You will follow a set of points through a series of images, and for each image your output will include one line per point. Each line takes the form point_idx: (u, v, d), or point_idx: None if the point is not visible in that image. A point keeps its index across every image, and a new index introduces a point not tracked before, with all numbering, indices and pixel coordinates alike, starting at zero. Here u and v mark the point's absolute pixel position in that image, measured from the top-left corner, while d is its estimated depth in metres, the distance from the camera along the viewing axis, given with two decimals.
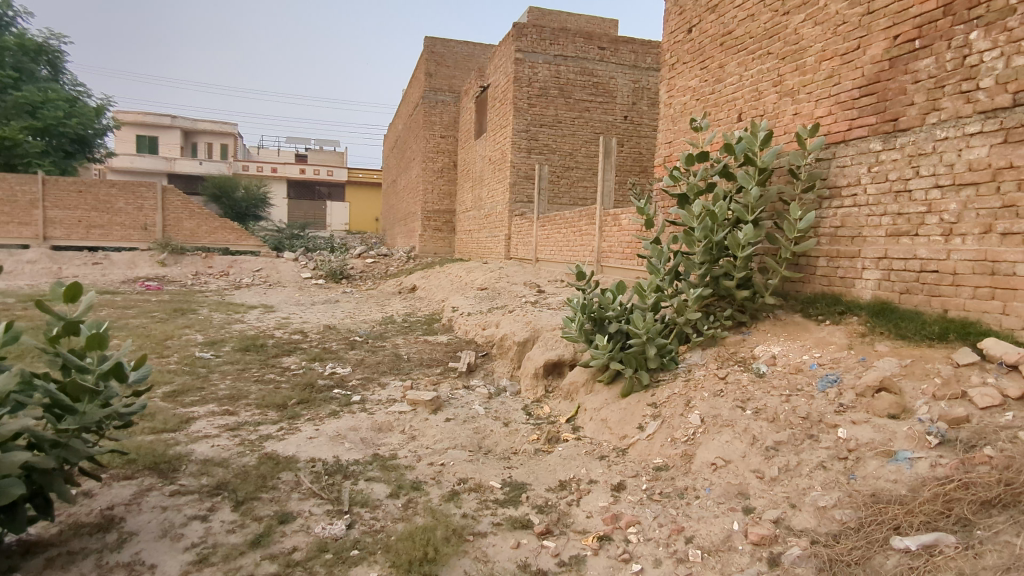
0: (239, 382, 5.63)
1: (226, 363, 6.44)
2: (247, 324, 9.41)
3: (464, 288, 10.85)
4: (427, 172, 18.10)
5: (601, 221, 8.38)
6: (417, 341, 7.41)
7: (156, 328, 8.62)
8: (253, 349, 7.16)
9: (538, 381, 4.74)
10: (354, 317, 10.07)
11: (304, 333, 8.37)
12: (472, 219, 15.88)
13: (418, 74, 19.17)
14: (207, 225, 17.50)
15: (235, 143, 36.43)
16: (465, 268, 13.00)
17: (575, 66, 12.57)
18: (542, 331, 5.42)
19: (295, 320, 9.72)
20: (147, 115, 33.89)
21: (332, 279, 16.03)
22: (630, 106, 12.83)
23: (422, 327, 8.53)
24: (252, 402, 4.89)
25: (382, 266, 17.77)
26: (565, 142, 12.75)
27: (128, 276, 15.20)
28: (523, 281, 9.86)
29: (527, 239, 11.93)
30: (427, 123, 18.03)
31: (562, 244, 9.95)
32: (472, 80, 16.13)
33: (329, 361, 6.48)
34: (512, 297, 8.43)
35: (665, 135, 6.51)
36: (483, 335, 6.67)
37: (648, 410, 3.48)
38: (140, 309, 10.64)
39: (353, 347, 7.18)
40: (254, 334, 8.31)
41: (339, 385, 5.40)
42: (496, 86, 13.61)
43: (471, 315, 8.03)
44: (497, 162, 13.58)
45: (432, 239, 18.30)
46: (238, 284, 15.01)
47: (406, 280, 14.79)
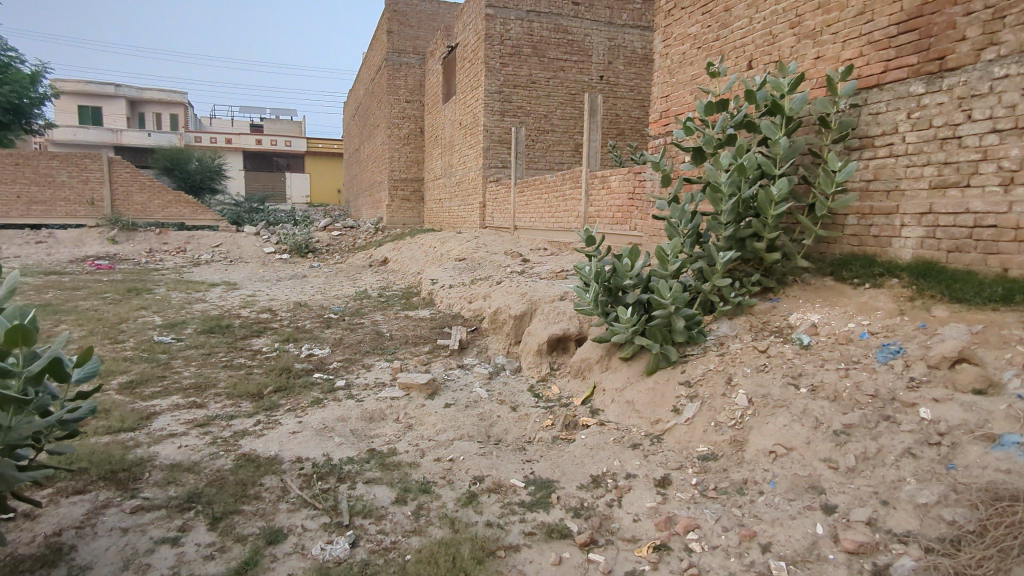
0: (205, 369, 5.06)
1: (189, 347, 5.85)
2: (209, 303, 8.73)
3: (440, 259, 10.32)
4: (393, 139, 17.30)
5: (587, 185, 7.92)
6: (398, 317, 6.89)
7: (109, 310, 7.91)
8: (218, 331, 6.56)
9: (542, 358, 4.31)
10: (325, 292, 9.47)
11: (273, 312, 7.78)
12: (442, 187, 15.23)
13: (379, 34, 18.18)
14: (159, 199, 16.47)
15: (185, 113, 34.58)
16: (439, 238, 12.44)
17: (549, 23, 11.94)
18: (540, 303, 4.99)
19: (261, 298, 9.08)
20: (88, 83, 31.87)
21: (296, 253, 15.27)
22: (606, 65, 12.28)
23: (400, 302, 8.00)
24: (221, 392, 4.34)
25: (348, 238, 17.04)
26: (539, 104, 12.16)
27: (76, 255, 14.21)
28: (503, 250, 9.37)
29: (504, 207, 11.41)
30: (391, 86, 17.16)
31: (543, 210, 9.47)
32: (438, 41, 15.31)
33: (304, 341, 5.94)
34: (495, 268, 7.96)
35: (661, 89, 6.04)
36: (470, 309, 6.19)
37: (682, 391, 3.08)
38: (89, 290, 9.85)
39: (328, 325, 6.64)
40: (218, 314, 7.68)
41: (318, 369, 4.88)
42: (465, 45, 12.89)
43: (453, 287, 7.54)
44: (468, 126, 12.93)
45: (401, 209, 17.59)
46: (197, 261, 14.17)
47: (376, 252, 14.15)
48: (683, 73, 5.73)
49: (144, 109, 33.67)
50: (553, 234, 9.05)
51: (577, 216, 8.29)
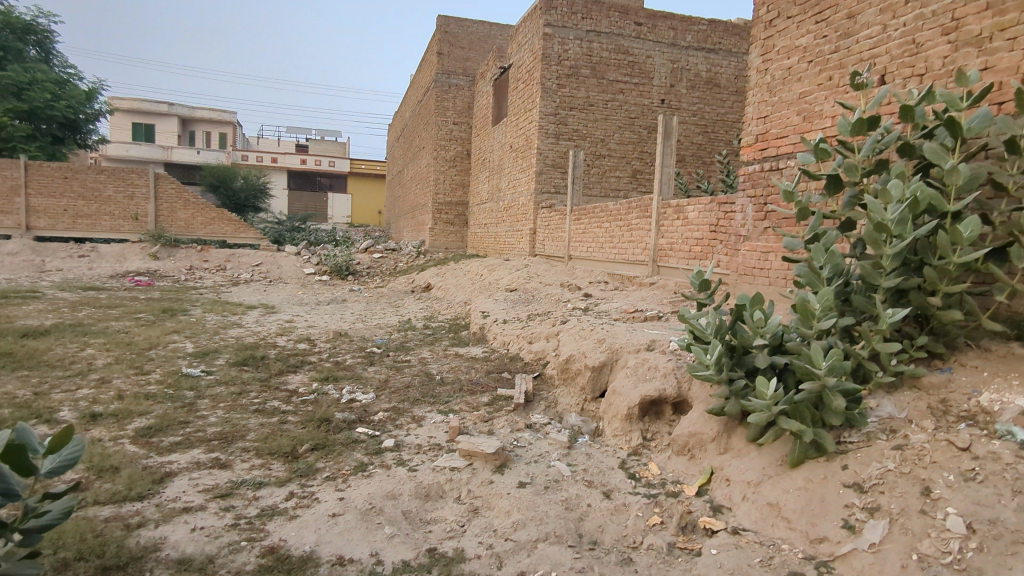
0: (233, 413, 4.42)
1: (219, 383, 5.25)
2: (245, 328, 8.19)
3: (489, 289, 9.65)
4: (439, 161, 16.86)
5: (658, 215, 7.18)
6: (448, 355, 6.21)
7: (140, 333, 7.42)
8: (252, 363, 5.97)
9: (632, 425, 3.57)
10: (366, 321, 8.87)
11: (311, 342, 7.19)
12: (489, 212, 14.65)
13: (429, 56, 17.87)
14: (202, 216, 16.25)
15: (233, 132, 35.07)
16: (486, 265, 11.80)
17: (609, 43, 11.32)
18: (623, 353, 4.23)
19: (300, 325, 8.51)
20: (143, 100, 32.61)
21: (337, 275, 14.83)
22: (667, 89, 11.58)
23: (448, 336, 7.32)
24: (249, 448, 3.67)
25: (389, 261, 16.54)
26: (596, 128, 11.48)
27: (117, 270, 14.01)
28: (559, 282, 8.65)
29: (557, 235, 10.72)
30: (439, 108, 16.77)
31: (602, 240, 8.74)
32: (490, 62, 14.85)
33: (345, 381, 5.30)
34: (553, 302, 7.23)
35: (759, 108, 5.33)
36: (532, 351, 5.45)
37: (854, 498, 2.29)
38: (124, 309, 9.46)
39: (372, 362, 5.98)
40: (253, 342, 7.12)
41: (361, 420, 4.20)
42: (520, 66, 12.37)
43: (508, 322, 6.83)
44: (520, 149, 12.35)
45: (444, 233, 17.06)
46: (236, 280, 13.82)
47: (418, 277, 13.61)
48: (787, 90, 5.02)
49: (195, 127, 34.30)
50: (615, 267, 8.29)
51: (645, 248, 7.52)
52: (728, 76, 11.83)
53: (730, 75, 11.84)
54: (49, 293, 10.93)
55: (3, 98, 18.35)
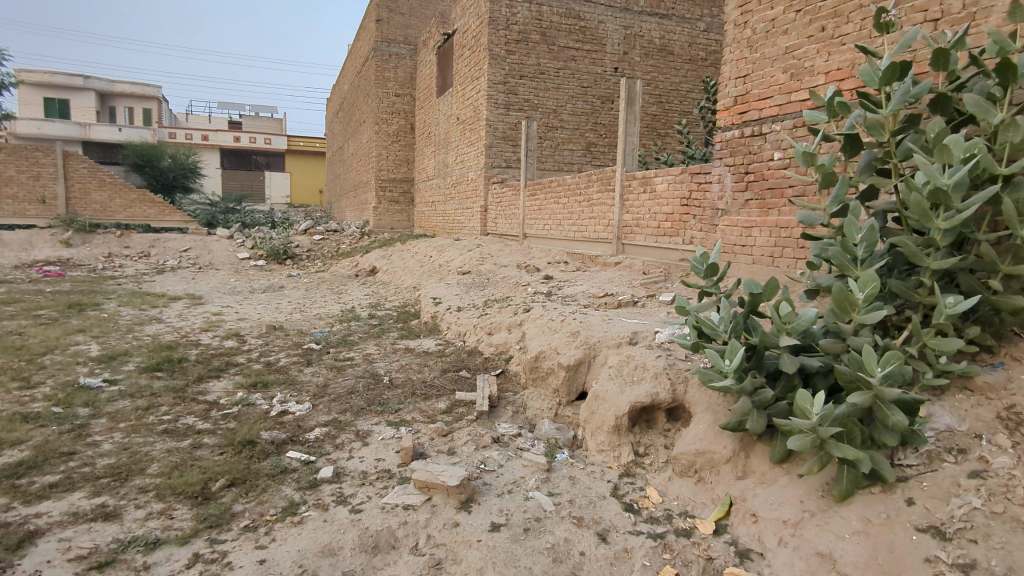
0: (134, 437, 3.61)
1: (122, 396, 4.40)
2: (164, 324, 7.24)
3: (440, 271, 8.93)
4: (380, 135, 15.87)
5: (622, 189, 6.57)
6: (397, 350, 5.49)
7: (36, 335, 6.39)
8: (167, 369, 5.11)
9: (621, 438, 2.99)
10: (305, 311, 8.03)
11: (241, 338, 6.34)
12: (436, 189, 13.83)
13: (367, 24, 16.72)
14: (121, 197, 14.85)
15: (158, 108, 32.80)
16: (435, 245, 11.04)
17: (560, 7, 10.58)
18: (602, 348, 3.64)
19: (229, 317, 7.60)
20: (54, 73, 29.97)
21: (274, 260, 13.79)
22: (621, 57, 10.94)
23: (396, 327, 6.59)
24: (147, 489, 2.91)
25: (331, 243, 15.52)
26: (548, 97, 10.77)
27: (23, 260, 12.58)
28: (515, 264, 8.00)
29: (510, 212, 10.03)
30: (379, 79, 15.72)
31: (559, 217, 8.12)
32: (433, 28, 13.90)
33: (276, 387, 4.54)
34: (510, 286, 6.59)
35: (735, 67, 4.82)
36: (492, 345, 4.84)
37: (938, 549, 1.76)
38: (25, 305, 8.31)
39: (308, 361, 5.21)
40: (173, 340, 6.22)
41: (293, 441, 3.48)
42: (465, 32, 11.54)
43: (463, 310, 6.14)
44: (467, 121, 11.55)
45: (389, 212, 16.14)
46: (161, 268, 12.64)
47: (363, 259, 12.74)
48: (771, 45, 4.50)
49: (115, 102, 31.85)
50: (574, 245, 7.67)
51: (607, 225, 6.91)
52: (682, 43, 11.23)
53: (684, 43, 11.25)
54: None
55: None
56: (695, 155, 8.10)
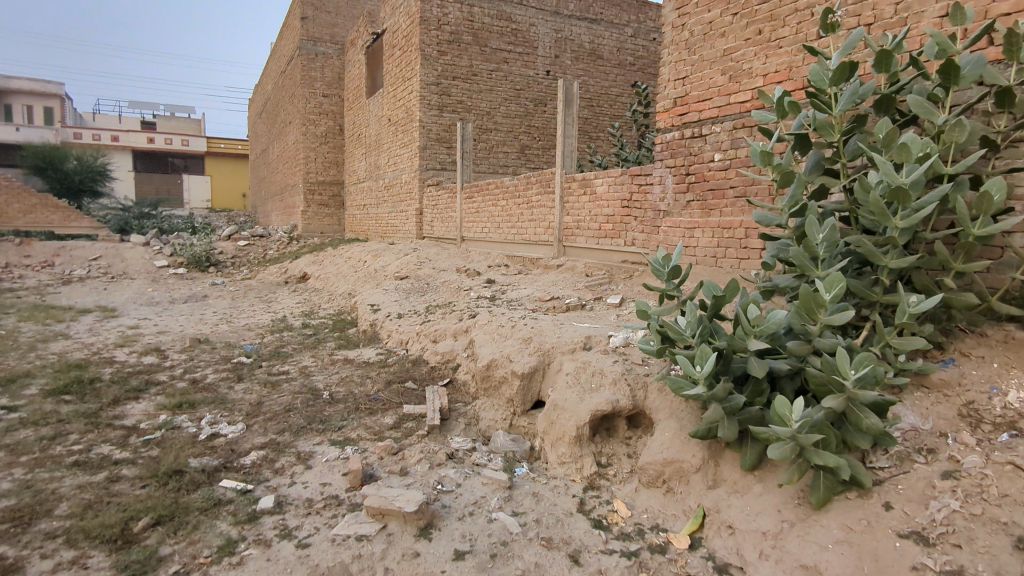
0: (39, 473, 3.22)
1: (23, 425, 3.94)
2: (73, 340, 6.65)
3: (376, 277, 8.62)
4: (307, 137, 15.28)
5: (562, 191, 6.43)
6: (335, 361, 5.19)
7: None
8: (76, 391, 4.64)
9: (584, 449, 2.88)
10: (232, 321, 7.56)
11: (161, 354, 5.87)
12: (368, 192, 13.43)
13: (291, 21, 16.07)
14: (19, 202, 13.71)
15: (61, 107, 30.56)
16: (368, 250, 10.69)
17: (491, 8, 10.42)
18: (555, 354, 3.50)
19: (147, 331, 7.05)
20: None
21: (194, 267, 13.03)
22: (553, 60, 10.89)
23: (332, 336, 6.26)
24: (56, 534, 2.57)
25: (257, 249, 14.82)
26: (481, 99, 10.61)
27: None
28: (455, 267, 7.80)
29: (446, 215, 9.81)
30: (305, 79, 15.13)
31: (497, 220, 7.97)
32: (361, 27, 13.49)
33: (203, 407, 4.19)
34: (452, 291, 6.39)
35: (674, 69, 4.69)
36: (438, 354, 4.63)
37: (923, 556, 1.72)
38: None
39: (239, 377, 4.84)
40: (82, 359, 5.69)
41: (226, 468, 3.19)
42: (395, 31, 11.24)
43: (404, 318, 5.89)
44: (399, 122, 11.25)
45: (318, 216, 15.56)
46: (68, 279, 11.70)
47: (292, 265, 12.21)
48: (709, 46, 4.38)
49: (11, 100, 29.47)
50: (514, 248, 7.54)
51: (548, 227, 6.80)
52: (611, 48, 11.20)
53: (613, 48, 11.22)
54: None
55: None
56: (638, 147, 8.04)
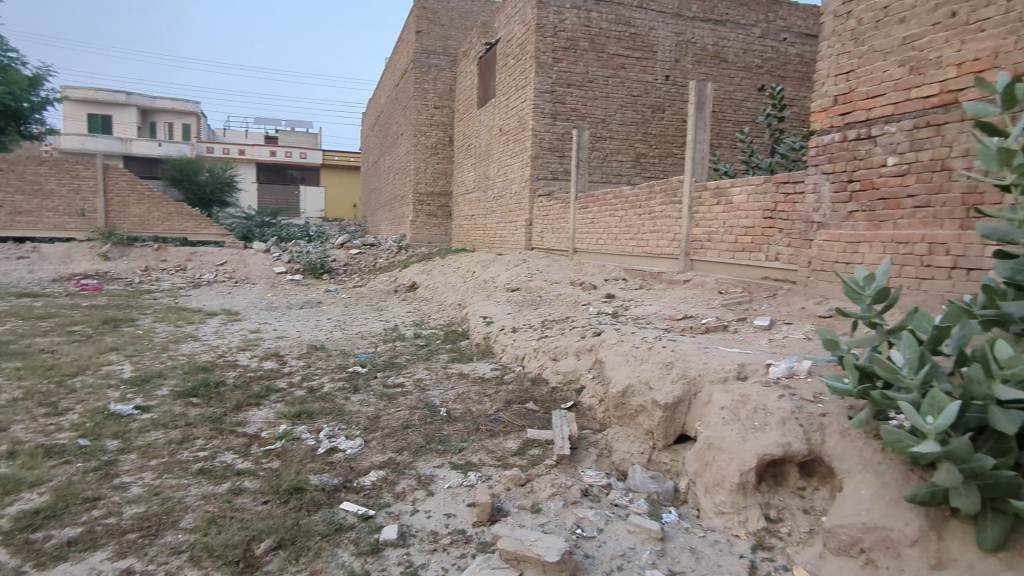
0: (167, 479, 3.19)
1: (153, 427, 4.00)
2: (201, 342, 6.90)
3: (486, 288, 8.47)
4: (419, 148, 15.59)
5: (691, 201, 5.97)
6: (450, 375, 4.99)
7: (69, 354, 6.09)
8: (203, 394, 4.72)
9: (748, 499, 2.45)
10: (346, 328, 7.64)
11: (281, 359, 5.94)
12: (476, 202, 13.43)
13: (407, 35, 16.49)
14: (159, 211, 14.73)
15: (197, 123, 33.22)
16: (477, 260, 10.62)
17: (609, 13, 10.11)
18: (702, 383, 3.07)
19: (268, 335, 7.23)
20: (98, 90, 30.63)
21: (310, 274, 13.54)
22: (673, 64, 10.42)
23: (445, 348, 6.11)
24: (180, 550, 2.47)
25: (368, 257, 15.22)
26: (596, 106, 10.30)
27: (61, 274, 12.56)
28: (568, 280, 7.49)
29: (557, 226, 9.54)
30: (418, 91, 15.46)
31: (614, 231, 7.59)
32: (474, 38, 13.57)
33: (322, 418, 4.09)
34: (569, 305, 6.08)
35: (837, 62, 4.15)
36: (560, 373, 4.31)
37: None
38: (61, 321, 8.11)
39: (355, 388, 4.74)
40: (209, 361, 5.85)
41: (346, 488, 3.02)
42: (509, 41, 11.18)
43: (520, 332, 5.64)
44: (511, 132, 11.14)
45: (426, 226, 15.80)
46: (198, 282, 12.47)
47: (402, 274, 12.38)
48: (882, 36, 3.83)
49: (156, 118, 32.41)
50: (634, 261, 7.12)
51: (672, 239, 6.34)
52: (736, 50, 10.57)
53: (738, 50, 10.58)
54: None
55: None
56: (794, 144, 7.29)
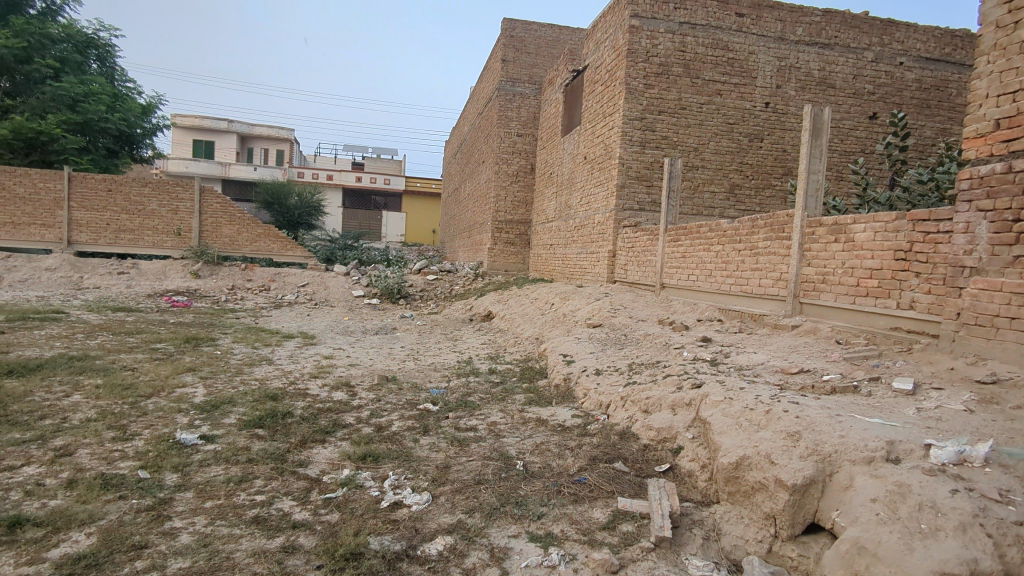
0: (219, 527, 2.91)
1: (214, 461, 3.77)
2: (274, 366, 6.80)
3: (565, 322, 8.03)
4: (500, 175, 15.48)
5: (803, 237, 5.38)
6: (527, 421, 4.56)
7: (147, 373, 6.10)
8: (269, 426, 4.49)
9: None
10: (419, 358, 7.37)
11: (351, 390, 5.69)
12: (556, 231, 13.09)
13: (493, 63, 16.52)
14: (248, 232, 15.19)
15: (291, 149, 34.85)
16: (556, 291, 10.23)
17: (705, 37, 9.63)
18: (840, 461, 2.50)
19: (340, 362, 7.06)
20: (204, 118, 32.73)
21: (387, 299, 13.57)
22: (773, 90, 9.81)
23: (521, 388, 5.69)
24: None
25: (445, 283, 15.13)
26: (688, 134, 9.79)
27: (156, 290, 13.12)
28: (655, 318, 6.95)
29: (642, 259, 9.03)
30: (502, 119, 15.39)
31: (708, 267, 7.02)
32: (561, 66, 13.37)
33: (388, 463, 3.74)
34: (659, 347, 5.54)
35: (1002, 80, 3.57)
36: (653, 430, 3.80)
37: None
38: (147, 337, 8.29)
39: (425, 429, 4.39)
40: (280, 388, 5.68)
41: (408, 556, 2.63)
42: (598, 67, 10.89)
43: (604, 375, 5.16)
44: (596, 159, 10.76)
45: (503, 254, 15.59)
46: (280, 303, 12.70)
47: (477, 302, 12.15)
48: None
49: (254, 144, 34.23)
50: (732, 300, 6.53)
51: (778, 279, 5.73)
52: (845, 76, 9.79)
53: (847, 75, 9.80)
54: (75, 315, 9.95)
55: (57, 110, 17.03)
56: (923, 176, 6.64)
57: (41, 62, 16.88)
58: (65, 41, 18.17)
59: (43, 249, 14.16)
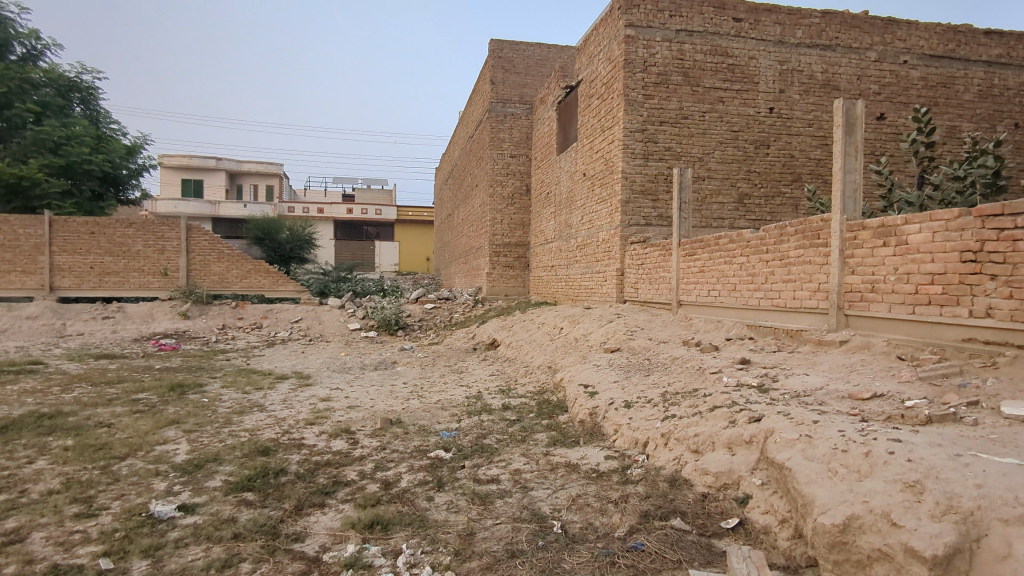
0: None
1: (191, 541, 3.15)
2: (266, 413, 6.17)
3: (578, 348, 7.47)
4: (495, 198, 15.03)
5: (843, 244, 4.86)
6: (556, 467, 3.97)
7: (124, 430, 5.47)
8: (257, 489, 3.88)
9: None
10: (423, 396, 6.78)
11: (351, 437, 5.08)
12: (557, 252, 12.61)
13: (481, 85, 16.15)
14: (238, 268, 14.59)
15: (279, 184, 34.45)
16: (563, 314, 9.69)
17: (704, 44, 9.25)
18: (989, 522, 1.96)
19: (338, 405, 6.45)
20: (192, 157, 32.36)
21: (385, 330, 13.00)
22: (777, 95, 9.40)
23: (541, 426, 5.09)
24: None
25: (443, 312, 14.55)
26: (692, 144, 9.36)
27: (142, 333, 12.52)
28: (679, 339, 6.40)
29: (654, 276, 8.52)
30: (494, 140, 14.95)
31: (730, 281, 6.50)
32: (552, 83, 13.00)
33: (400, 531, 3.15)
34: (692, 373, 4.97)
35: None
36: (711, 476, 3.22)
37: None
38: (129, 386, 7.66)
39: (440, 484, 3.79)
40: (271, 440, 5.06)
41: None
42: (593, 80, 10.50)
43: (635, 408, 4.58)
44: (597, 176, 10.32)
45: (503, 278, 15.09)
46: (272, 341, 12.12)
47: (479, 330, 11.57)
48: None
49: (242, 181, 33.85)
50: (762, 316, 6.00)
51: (817, 290, 5.20)
52: (850, 76, 9.41)
53: (852, 76, 9.41)
54: (54, 366, 9.32)
55: (38, 154, 16.53)
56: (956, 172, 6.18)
57: (21, 107, 16.47)
58: (46, 85, 17.79)
59: (24, 296, 13.54)
